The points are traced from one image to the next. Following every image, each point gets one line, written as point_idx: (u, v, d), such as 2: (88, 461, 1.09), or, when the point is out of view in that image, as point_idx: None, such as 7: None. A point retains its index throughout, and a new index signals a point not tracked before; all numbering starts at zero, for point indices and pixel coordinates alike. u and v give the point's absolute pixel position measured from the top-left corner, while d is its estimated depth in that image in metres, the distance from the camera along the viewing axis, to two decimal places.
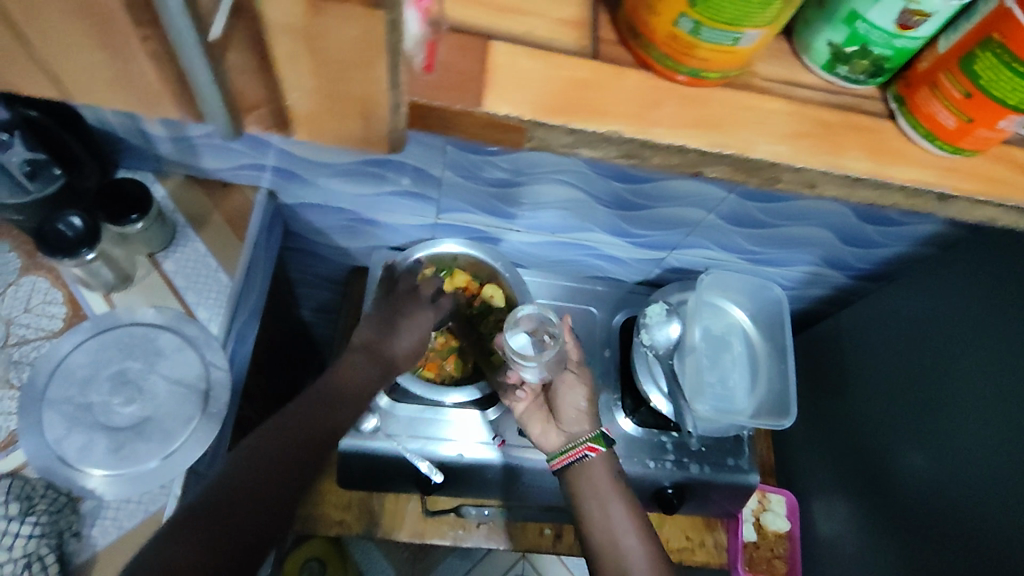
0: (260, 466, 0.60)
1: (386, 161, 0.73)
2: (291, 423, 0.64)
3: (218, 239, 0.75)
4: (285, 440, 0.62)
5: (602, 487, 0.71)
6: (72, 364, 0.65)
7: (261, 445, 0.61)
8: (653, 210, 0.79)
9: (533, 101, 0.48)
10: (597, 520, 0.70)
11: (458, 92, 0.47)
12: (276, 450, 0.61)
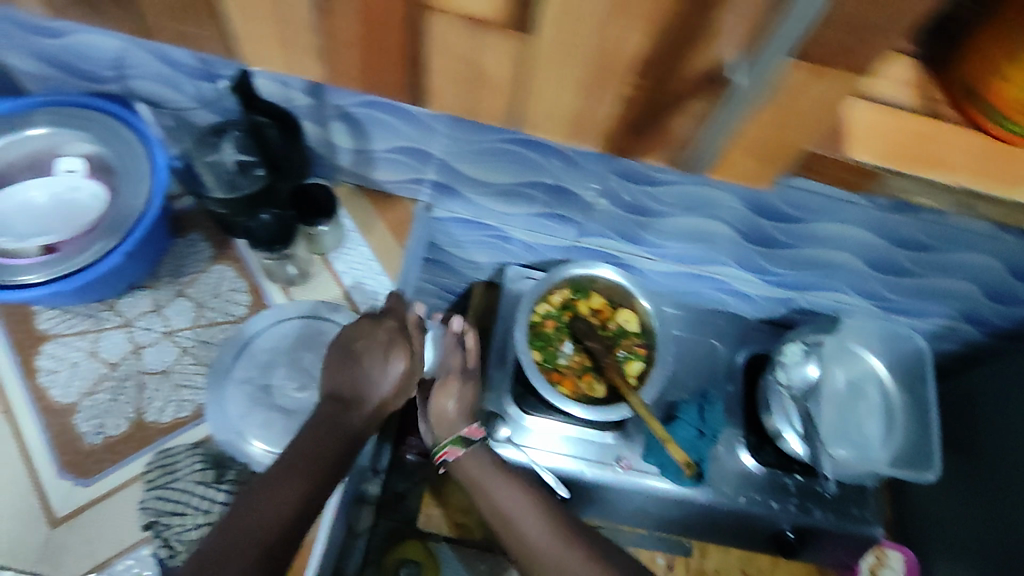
0: (284, 491, 0.56)
1: (544, 184, 0.76)
2: (308, 443, 0.60)
3: (382, 245, 0.81)
4: (305, 460, 0.59)
5: (484, 475, 0.76)
6: (256, 348, 0.71)
7: (283, 470, 0.58)
8: (798, 250, 0.79)
9: (873, 151, 0.55)
10: (489, 504, 0.74)
11: (832, 143, 0.54)
12: (295, 471, 0.58)
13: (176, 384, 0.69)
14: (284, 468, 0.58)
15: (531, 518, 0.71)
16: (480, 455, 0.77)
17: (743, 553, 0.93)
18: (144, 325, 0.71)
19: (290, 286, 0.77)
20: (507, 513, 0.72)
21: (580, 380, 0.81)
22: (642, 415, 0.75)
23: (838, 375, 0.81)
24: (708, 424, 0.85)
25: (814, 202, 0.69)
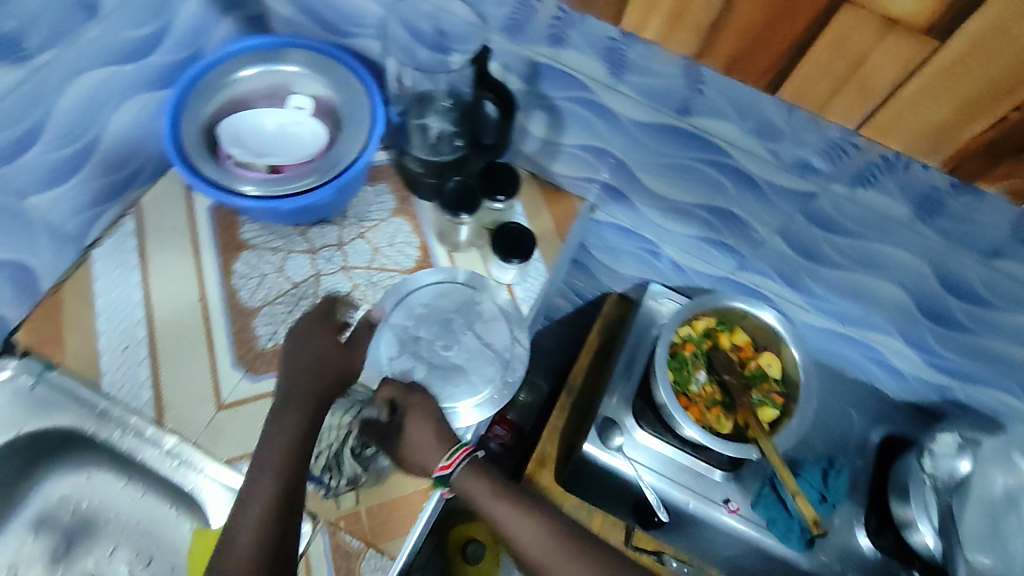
0: (262, 481, 0.59)
1: (722, 210, 0.76)
2: (273, 425, 0.62)
3: (544, 231, 0.84)
4: (275, 449, 0.60)
5: (481, 501, 0.64)
6: (415, 300, 0.77)
7: (260, 452, 0.60)
8: (975, 337, 0.74)
9: None
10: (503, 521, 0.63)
11: None
12: (257, 472, 0.60)
13: (342, 314, 0.75)
14: (259, 449, 0.61)
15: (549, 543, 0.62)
16: (476, 483, 0.65)
17: None
18: (326, 255, 0.78)
19: (454, 252, 0.81)
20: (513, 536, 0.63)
21: (708, 410, 0.79)
22: (771, 461, 0.74)
23: (997, 481, 0.74)
24: (832, 492, 0.81)
25: (1014, 289, 0.65)
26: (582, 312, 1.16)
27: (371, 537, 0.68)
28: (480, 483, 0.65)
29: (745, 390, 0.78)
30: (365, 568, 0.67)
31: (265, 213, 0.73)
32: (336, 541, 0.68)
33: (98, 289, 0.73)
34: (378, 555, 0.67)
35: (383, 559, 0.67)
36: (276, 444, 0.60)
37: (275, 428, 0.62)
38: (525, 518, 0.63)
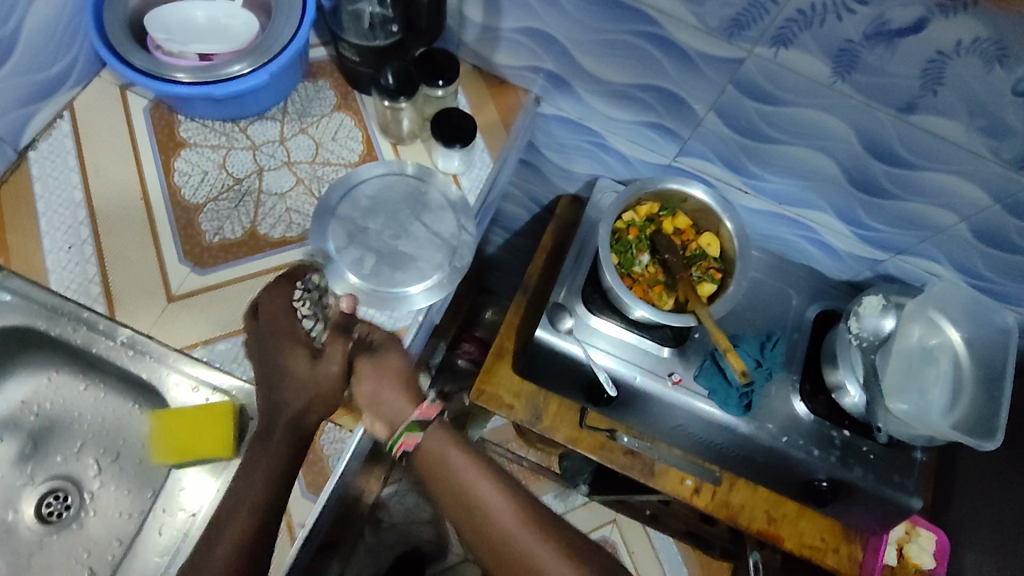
0: (245, 501, 0.62)
1: (660, 88, 0.77)
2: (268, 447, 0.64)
3: (488, 123, 0.84)
4: (273, 466, 0.63)
5: (460, 467, 0.68)
6: (360, 192, 0.77)
7: (249, 466, 0.63)
8: (901, 202, 0.78)
9: None
10: (443, 493, 0.68)
11: None
12: (249, 490, 0.62)
13: (288, 208, 0.76)
14: (248, 469, 0.63)
15: (518, 521, 0.66)
16: (439, 444, 0.69)
17: (772, 497, 0.92)
18: (268, 151, 0.79)
19: (398, 144, 0.81)
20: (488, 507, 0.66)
21: (649, 289, 0.84)
22: (707, 326, 0.78)
23: (917, 335, 0.80)
24: (768, 360, 0.86)
25: (932, 144, 0.68)
26: (538, 219, 1.18)
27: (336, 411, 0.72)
28: (449, 442, 0.69)
29: (685, 265, 0.81)
30: (325, 439, 0.71)
31: (206, 104, 0.75)
32: None
33: (38, 190, 0.73)
34: (337, 429, 0.71)
35: (342, 431, 0.71)
36: (259, 467, 0.63)
37: (275, 446, 0.63)
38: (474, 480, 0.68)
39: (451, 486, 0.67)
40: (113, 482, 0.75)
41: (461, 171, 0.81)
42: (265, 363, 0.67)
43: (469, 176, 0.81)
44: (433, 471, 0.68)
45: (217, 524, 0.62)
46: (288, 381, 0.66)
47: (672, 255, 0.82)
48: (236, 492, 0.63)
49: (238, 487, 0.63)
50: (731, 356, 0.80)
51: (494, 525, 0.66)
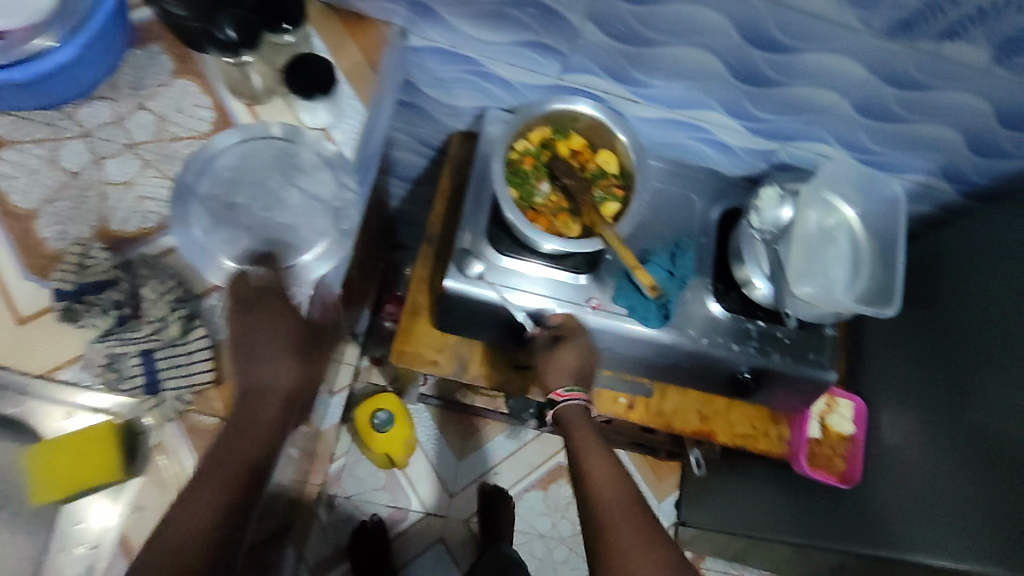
0: (205, 491, 0.56)
1: (530, 2, 0.71)
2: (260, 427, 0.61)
3: (353, 65, 0.76)
4: (249, 446, 0.60)
5: (580, 441, 0.75)
6: (219, 166, 0.69)
7: (252, 448, 0.60)
8: (785, 89, 0.77)
9: None
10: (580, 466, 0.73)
11: None
12: (207, 475, 0.57)
13: (141, 196, 0.68)
14: (243, 451, 0.59)
15: (612, 479, 0.70)
16: (580, 415, 0.77)
17: (702, 397, 0.95)
18: (104, 135, 0.69)
19: (255, 104, 0.73)
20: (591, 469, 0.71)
21: (555, 218, 0.80)
22: (613, 246, 0.74)
23: (813, 219, 0.82)
24: (679, 269, 0.86)
25: (808, 25, 0.66)
26: (434, 163, 1.12)
27: (231, 405, 0.64)
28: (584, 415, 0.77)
29: (586, 187, 0.79)
30: None
31: (14, 93, 0.64)
32: (188, 424, 0.63)
33: None
34: None
35: None
36: (242, 450, 0.59)
37: (261, 420, 0.62)
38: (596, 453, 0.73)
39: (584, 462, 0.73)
40: (15, 528, 0.69)
41: (334, 122, 0.74)
42: (244, 342, 0.64)
43: (345, 129, 0.74)
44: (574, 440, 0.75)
45: (172, 510, 0.56)
46: (276, 381, 0.64)
47: (571, 179, 0.79)
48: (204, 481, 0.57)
49: (224, 476, 0.57)
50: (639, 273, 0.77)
51: (593, 481, 0.70)
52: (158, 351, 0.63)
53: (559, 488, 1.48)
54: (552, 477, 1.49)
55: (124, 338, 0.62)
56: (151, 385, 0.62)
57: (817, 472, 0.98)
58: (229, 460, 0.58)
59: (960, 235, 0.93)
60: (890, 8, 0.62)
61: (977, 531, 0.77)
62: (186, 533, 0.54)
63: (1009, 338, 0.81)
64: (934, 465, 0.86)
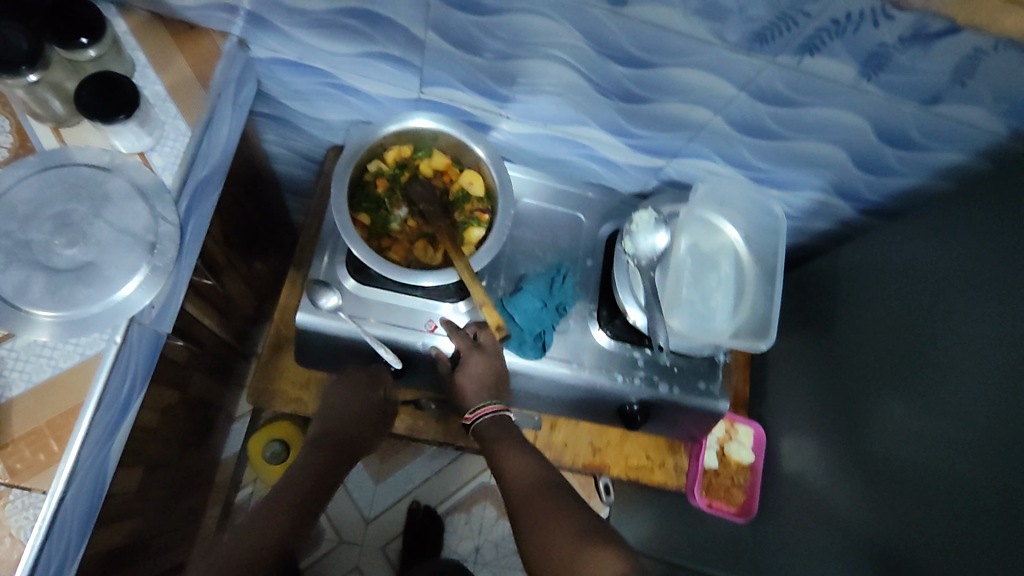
0: (287, 517, 0.66)
1: (364, 12, 0.65)
2: (320, 468, 0.73)
3: (181, 83, 0.69)
4: (306, 483, 0.70)
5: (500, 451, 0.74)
6: (14, 199, 0.62)
7: (313, 490, 0.70)
8: (654, 105, 0.71)
9: None
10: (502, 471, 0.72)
11: None
12: (291, 513, 0.67)
13: None
14: (299, 484, 0.70)
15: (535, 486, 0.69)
16: (500, 427, 0.76)
17: (594, 428, 0.90)
18: None
19: (62, 126, 0.66)
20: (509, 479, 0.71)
21: (414, 245, 0.74)
22: (465, 280, 0.69)
23: (687, 244, 0.77)
24: (557, 296, 0.80)
25: (659, 37, 0.61)
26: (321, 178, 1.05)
27: (19, 471, 0.56)
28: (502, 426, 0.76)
29: (444, 213, 0.72)
30: (10, 511, 0.55)
31: None
32: None
33: None
34: (27, 493, 0.56)
35: (35, 495, 0.56)
36: (314, 486, 0.71)
37: (319, 465, 0.73)
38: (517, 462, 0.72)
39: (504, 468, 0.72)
40: None
41: (152, 144, 0.66)
42: (332, 417, 0.78)
43: (165, 152, 0.67)
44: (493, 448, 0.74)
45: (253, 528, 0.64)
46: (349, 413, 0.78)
47: (428, 204, 0.72)
48: (266, 506, 0.66)
49: (287, 505, 0.67)
50: (488, 309, 0.72)
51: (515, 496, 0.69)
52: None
53: (483, 510, 1.42)
54: (474, 499, 1.43)
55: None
56: None
57: (714, 504, 0.94)
58: (301, 496, 0.69)
59: (861, 253, 0.89)
60: (739, 21, 0.57)
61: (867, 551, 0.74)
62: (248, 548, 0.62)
63: (900, 354, 0.77)
64: (834, 494, 0.82)
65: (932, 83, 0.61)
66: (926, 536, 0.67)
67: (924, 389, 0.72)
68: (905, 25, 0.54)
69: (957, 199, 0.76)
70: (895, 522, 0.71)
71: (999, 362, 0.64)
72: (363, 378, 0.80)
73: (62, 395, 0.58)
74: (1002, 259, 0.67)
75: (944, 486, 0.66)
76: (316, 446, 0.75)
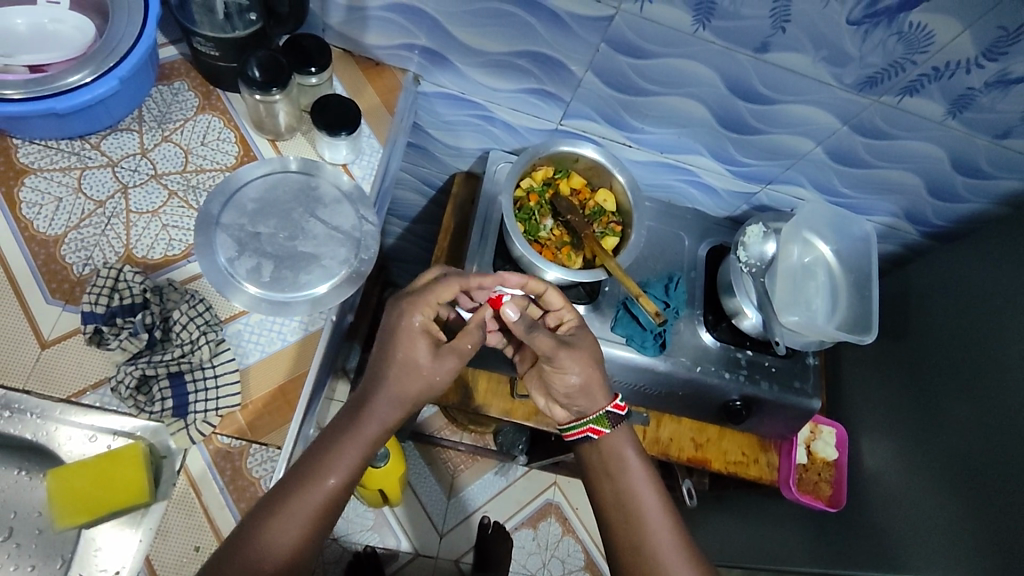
0: (306, 503, 0.59)
1: (536, 53, 0.78)
2: (348, 443, 0.62)
3: (371, 108, 0.82)
4: (317, 467, 0.60)
5: (626, 466, 0.71)
6: (244, 197, 0.71)
7: (335, 469, 0.61)
8: (764, 135, 0.85)
9: None
10: (608, 491, 0.71)
11: None
12: (320, 487, 0.59)
13: (165, 225, 0.69)
14: (327, 465, 0.61)
15: (658, 508, 0.69)
16: (619, 444, 0.73)
17: (695, 425, 1.00)
18: (130, 166, 0.71)
19: (278, 140, 0.77)
20: (635, 492, 0.69)
21: (558, 251, 0.86)
22: (617, 277, 0.80)
23: (793, 255, 0.89)
24: (674, 299, 0.92)
25: (786, 79, 0.75)
26: (433, 203, 1.17)
27: (259, 428, 0.64)
28: (629, 440, 0.73)
29: (586, 222, 0.85)
30: (252, 462, 0.63)
31: (47, 122, 0.67)
32: (214, 447, 0.63)
33: None
34: (264, 448, 0.64)
35: (271, 450, 0.64)
36: (321, 472, 0.60)
37: (353, 432, 0.63)
38: (644, 481, 0.70)
39: (621, 487, 0.70)
40: (12, 562, 0.66)
41: (351, 156, 0.77)
42: (369, 375, 0.67)
43: (362, 164, 0.78)
44: (604, 465, 0.71)
45: (266, 513, 0.58)
46: (405, 361, 0.66)
47: (571, 214, 0.85)
48: (276, 496, 0.59)
49: (304, 483, 0.59)
50: (643, 301, 0.83)
51: (630, 512, 0.68)
52: (188, 375, 0.63)
53: (548, 526, 1.47)
54: (541, 514, 1.48)
55: (153, 360, 0.62)
56: (180, 407, 0.62)
57: (805, 496, 1.02)
58: (313, 481, 0.59)
59: (923, 273, 1.02)
60: (857, 66, 0.71)
61: (953, 543, 0.81)
62: (264, 541, 0.56)
63: (968, 362, 0.88)
64: (916, 495, 0.90)
65: (1006, 121, 0.75)
66: (1010, 525, 0.76)
67: (1000, 396, 0.82)
68: (992, 72, 0.69)
69: (1012, 221, 0.90)
70: (981, 517, 0.79)
71: None
72: (414, 324, 0.67)
73: (288, 366, 0.67)
74: None
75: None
76: (350, 403, 0.67)
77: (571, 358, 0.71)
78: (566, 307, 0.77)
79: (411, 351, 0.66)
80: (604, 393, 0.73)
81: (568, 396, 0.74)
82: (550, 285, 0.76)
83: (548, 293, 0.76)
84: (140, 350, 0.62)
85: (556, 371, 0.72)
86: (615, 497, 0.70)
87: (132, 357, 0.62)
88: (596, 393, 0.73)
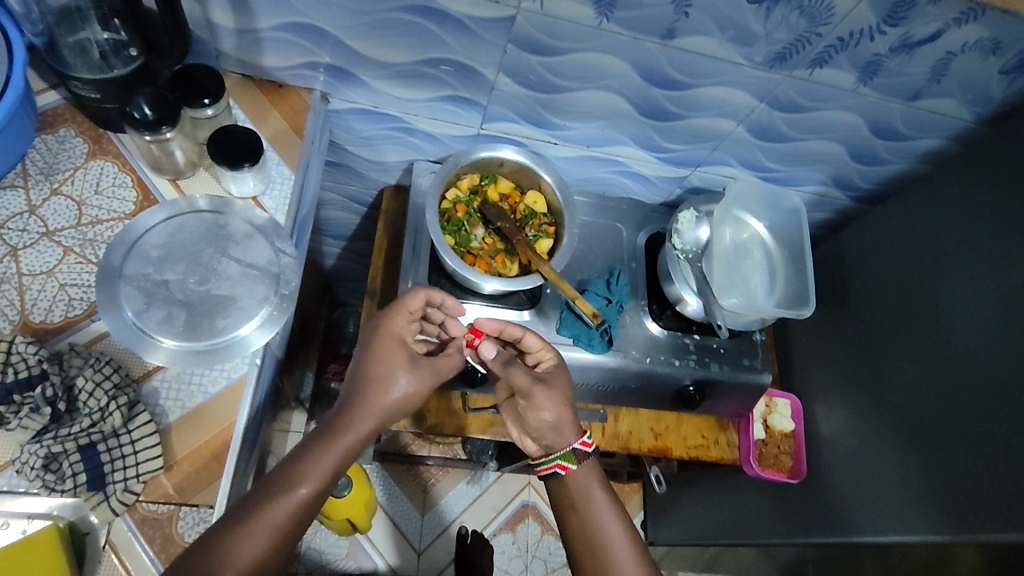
0: (276, 512, 0.55)
1: (444, 60, 0.76)
2: (321, 454, 0.60)
3: (278, 134, 0.78)
4: (291, 476, 0.58)
5: (591, 498, 0.69)
6: (146, 244, 0.67)
7: (308, 477, 0.58)
8: (686, 120, 0.84)
9: None
10: (574, 523, 0.68)
11: None
12: (290, 501, 0.56)
13: (64, 285, 0.65)
14: (299, 472, 0.58)
15: (621, 534, 0.67)
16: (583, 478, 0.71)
17: (653, 415, 0.99)
18: (18, 227, 0.66)
19: (179, 179, 0.72)
20: (599, 521, 0.67)
21: (493, 260, 0.84)
22: (552, 282, 0.79)
23: (728, 235, 0.90)
24: (616, 293, 0.91)
25: (696, 62, 0.74)
26: (366, 220, 1.13)
27: (185, 489, 0.61)
28: (595, 474, 0.71)
29: (518, 227, 0.83)
30: (183, 526, 0.60)
31: None
32: (139, 515, 0.60)
33: None
34: (195, 509, 0.60)
35: (202, 510, 0.60)
36: (293, 482, 0.57)
37: (324, 444, 0.61)
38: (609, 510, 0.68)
39: (582, 517, 0.68)
40: None
41: (260, 187, 0.74)
42: (348, 391, 0.66)
43: (273, 195, 0.75)
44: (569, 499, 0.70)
45: (233, 524, 0.54)
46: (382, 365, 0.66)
47: (500, 220, 0.83)
48: (242, 512, 0.55)
49: (277, 490, 0.57)
50: (581, 303, 0.82)
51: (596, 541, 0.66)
52: (101, 445, 0.59)
53: (527, 528, 1.46)
54: (518, 517, 1.47)
55: (60, 435, 0.58)
56: (96, 480, 0.58)
57: (767, 471, 1.03)
58: (287, 488, 0.57)
59: (857, 235, 1.03)
60: (765, 44, 0.71)
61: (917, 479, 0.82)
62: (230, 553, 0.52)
63: (904, 308, 0.91)
64: (875, 449, 0.91)
65: (914, 83, 0.76)
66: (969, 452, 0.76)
67: (939, 331, 0.84)
68: (895, 37, 0.69)
69: (933, 177, 0.92)
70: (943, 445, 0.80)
71: (1000, 281, 0.78)
72: (391, 331, 0.69)
73: (215, 418, 0.63)
74: (985, 219, 0.81)
75: (977, 404, 0.77)
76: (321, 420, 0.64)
77: (544, 394, 0.71)
78: (543, 348, 0.77)
79: (392, 361, 0.66)
80: (575, 430, 0.71)
81: (537, 430, 0.73)
82: (527, 330, 0.76)
83: (526, 336, 0.76)
84: (45, 426, 0.58)
85: (529, 408, 0.72)
86: (579, 528, 0.68)
87: (37, 435, 0.58)
88: (566, 430, 0.71)
